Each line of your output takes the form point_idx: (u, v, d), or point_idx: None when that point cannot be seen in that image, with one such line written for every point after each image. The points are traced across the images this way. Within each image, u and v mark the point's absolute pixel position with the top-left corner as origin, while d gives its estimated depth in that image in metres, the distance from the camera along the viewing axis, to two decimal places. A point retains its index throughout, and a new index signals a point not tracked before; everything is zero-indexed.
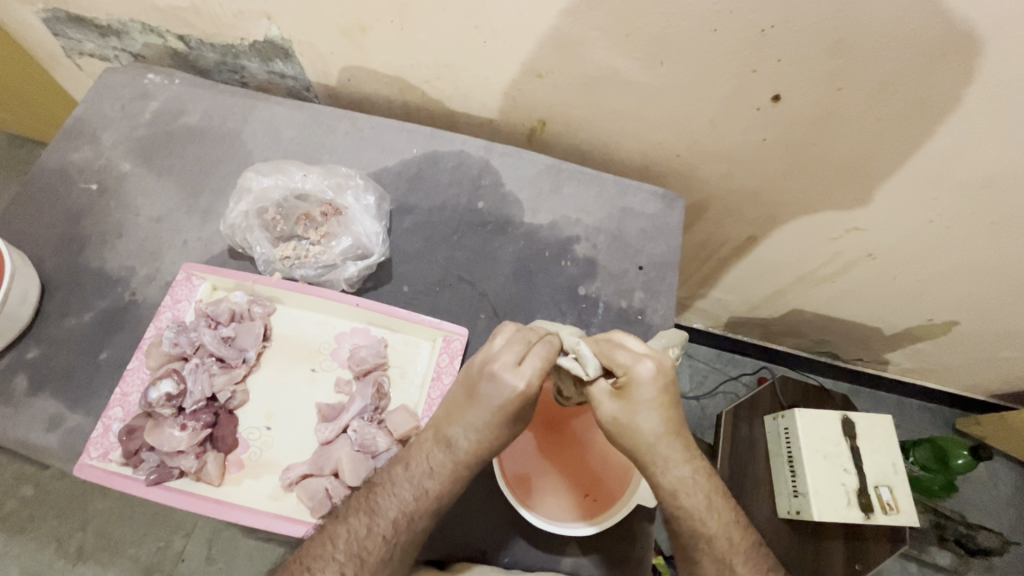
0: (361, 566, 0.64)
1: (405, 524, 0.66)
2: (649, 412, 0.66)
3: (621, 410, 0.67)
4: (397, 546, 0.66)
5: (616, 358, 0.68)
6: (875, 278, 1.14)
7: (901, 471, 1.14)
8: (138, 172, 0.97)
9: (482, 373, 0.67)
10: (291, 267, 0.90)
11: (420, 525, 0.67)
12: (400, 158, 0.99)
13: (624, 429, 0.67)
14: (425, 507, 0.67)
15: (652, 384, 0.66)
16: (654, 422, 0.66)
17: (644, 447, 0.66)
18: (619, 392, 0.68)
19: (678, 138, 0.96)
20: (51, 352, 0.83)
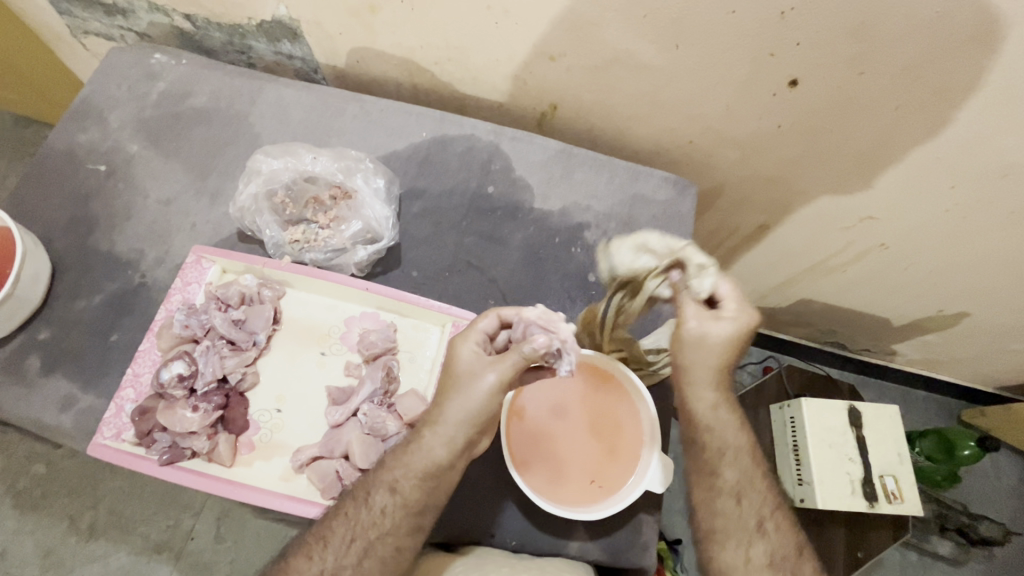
0: (325, 548, 0.67)
1: (364, 504, 0.68)
2: (723, 346, 0.70)
3: (704, 329, 0.71)
4: (358, 529, 0.67)
5: (722, 291, 0.71)
6: (887, 268, 1.13)
7: (906, 461, 1.15)
8: (145, 153, 0.97)
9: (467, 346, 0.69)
10: (300, 251, 0.90)
11: (377, 505, 0.68)
12: (409, 142, 0.98)
13: (695, 340, 0.71)
14: (383, 484, 0.68)
15: (743, 331, 0.70)
16: (721, 351, 0.71)
17: (703, 367, 0.72)
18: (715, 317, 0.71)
19: (690, 124, 0.94)
20: (63, 333, 0.84)
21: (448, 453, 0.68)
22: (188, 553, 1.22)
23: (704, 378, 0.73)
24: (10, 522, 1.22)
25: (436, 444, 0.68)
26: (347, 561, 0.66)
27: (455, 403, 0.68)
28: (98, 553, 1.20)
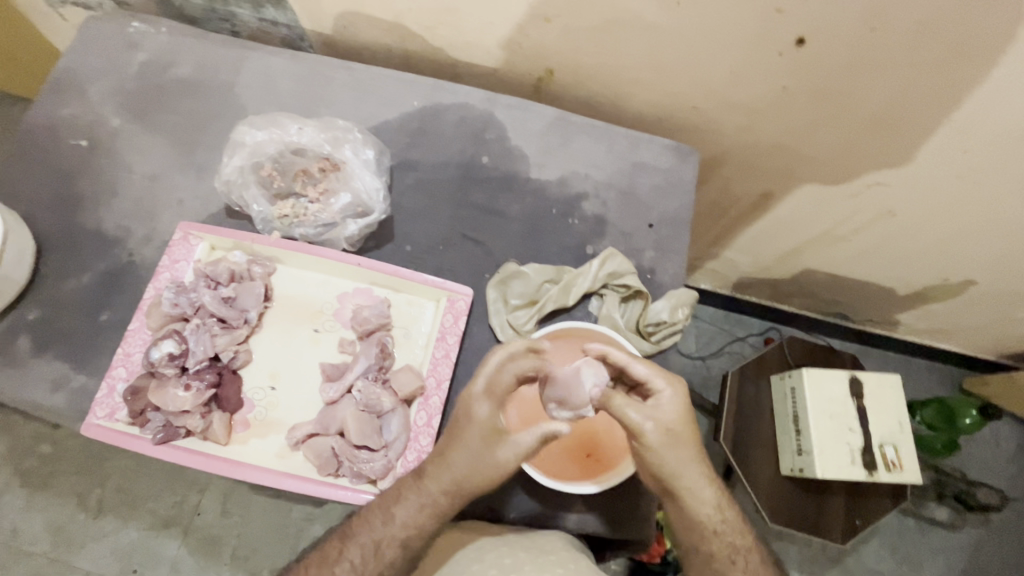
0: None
1: (373, 555, 0.66)
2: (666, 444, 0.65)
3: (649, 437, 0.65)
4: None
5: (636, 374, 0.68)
6: (893, 236, 1.10)
7: (907, 430, 1.14)
8: (129, 127, 0.93)
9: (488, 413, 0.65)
10: (290, 226, 0.87)
11: (388, 557, 0.66)
12: (401, 111, 0.94)
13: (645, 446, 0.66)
14: (390, 536, 0.66)
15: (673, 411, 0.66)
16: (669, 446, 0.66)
17: (670, 472, 0.66)
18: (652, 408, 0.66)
19: (693, 88, 0.90)
20: (52, 312, 0.82)
21: (452, 504, 0.66)
22: (195, 528, 1.23)
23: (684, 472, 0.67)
24: (19, 502, 1.23)
25: (440, 499, 0.65)
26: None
27: (461, 463, 0.64)
28: (107, 530, 1.22)
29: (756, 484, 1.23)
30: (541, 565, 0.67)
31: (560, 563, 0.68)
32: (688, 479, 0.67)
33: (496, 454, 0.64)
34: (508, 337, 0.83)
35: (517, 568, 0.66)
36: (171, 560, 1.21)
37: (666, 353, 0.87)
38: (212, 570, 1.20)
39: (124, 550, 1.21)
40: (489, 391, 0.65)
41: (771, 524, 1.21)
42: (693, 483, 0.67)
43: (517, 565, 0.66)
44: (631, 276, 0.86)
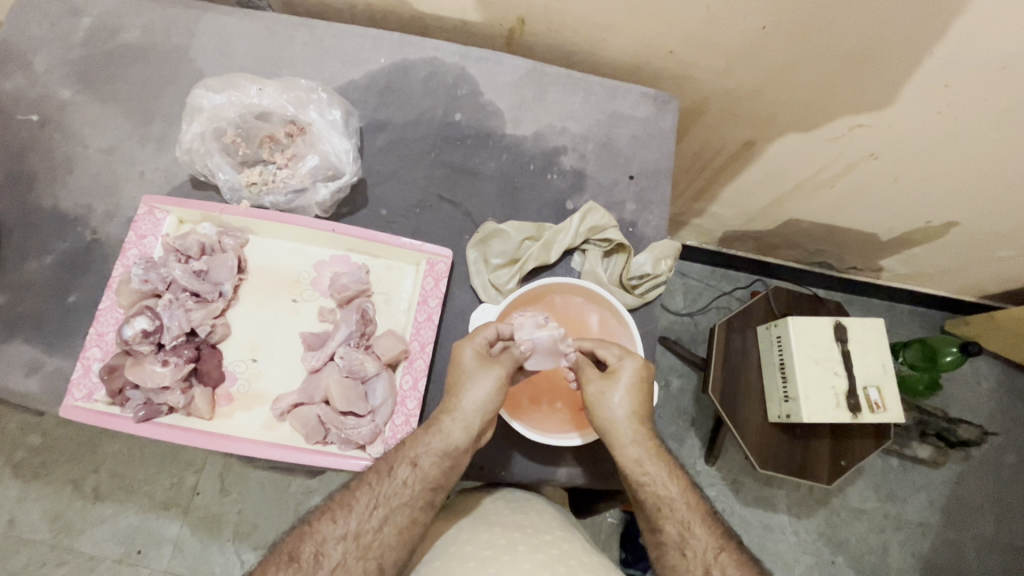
0: (350, 513, 0.64)
1: (386, 471, 0.66)
2: (625, 420, 0.68)
3: (611, 413, 0.69)
4: (379, 496, 0.65)
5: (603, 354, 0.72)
6: (874, 180, 1.09)
7: (890, 371, 1.17)
8: (80, 99, 0.88)
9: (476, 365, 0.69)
10: (259, 195, 0.83)
11: (401, 477, 0.66)
12: (367, 70, 0.90)
13: (606, 416, 0.69)
14: (405, 455, 0.67)
15: (633, 392, 0.69)
16: (628, 422, 0.69)
17: (616, 446, 0.68)
18: (604, 377, 0.70)
19: (670, 32, 0.87)
20: (18, 297, 0.79)
21: (469, 438, 0.68)
22: (195, 507, 1.24)
23: (632, 451, 0.68)
24: (14, 492, 1.22)
25: (454, 428, 0.67)
26: (370, 526, 0.63)
27: (477, 397, 0.68)
28: (105, 514, 1.22)
29: (746, 432, 1.26)
30: (536, 545, 0.66)
31: (554, 543, 0.68)
32: (619, 434, 0.68)
33: (490, 374, 0.68)
34: (490, 297, 0.82)
35: (512, 549, 0.66)
36: (173, 539, 1.22)
37: (650, 305, 0.86)
38: (215, 545, 1.22)
39: (125, 532, 1.22)
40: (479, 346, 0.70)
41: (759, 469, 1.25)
42: (622, 438, 0.68)
43: (511, 545, 0.66)
44: (612, 231, 0.85)
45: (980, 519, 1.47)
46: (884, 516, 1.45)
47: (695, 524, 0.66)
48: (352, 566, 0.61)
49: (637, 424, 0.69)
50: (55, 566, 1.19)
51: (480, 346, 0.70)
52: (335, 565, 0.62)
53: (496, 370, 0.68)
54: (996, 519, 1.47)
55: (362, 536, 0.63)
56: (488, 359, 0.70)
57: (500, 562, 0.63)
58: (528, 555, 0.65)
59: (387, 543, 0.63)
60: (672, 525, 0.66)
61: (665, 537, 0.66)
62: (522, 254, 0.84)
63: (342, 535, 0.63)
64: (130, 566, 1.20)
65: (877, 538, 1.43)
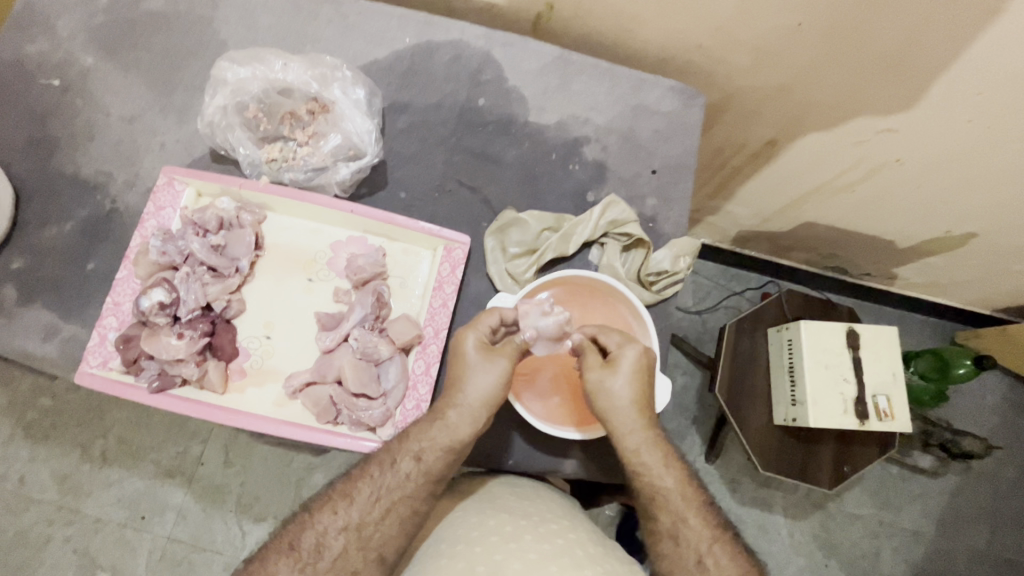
0: (351, 504, 0.65)
1: (390, 464, 0.66)
2: (625, 409, 0.68)
3: (611, 400, 0.68)
4: (382, 489, 0.65)
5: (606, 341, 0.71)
6: (897, 186, 1.07)
7: (899, 380, 1.17)
8: (102, 66, 0.87)
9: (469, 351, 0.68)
10: (279, 171, 0.83)
11: (404, 471, 0.66)
12: (391, 50, 0.89)
13: (605, 402, 0.68)
14: (408, 450, 0.67)
15: (631, 380, 0.68)
16: (625, 412, 0.68)
17: (614, 433, 0.69)
18: (610, 365, 0.69)
19: (699, 26, 0.86)
20: (37, 262, 0.80)
21: (471, 428, 0.67)
22: (199, 477, 1.26)
23: (635, 441, 0.68)
24: (23, 452, 1.24)
25: (460, 423, 0.67)
26: (372, 518, 0.64)
27: (481, 389, 0.67)
28: (112, 478, 1.24)
29: (749, 433, 1.26)
30: (542, 534, 0.67)
31: (560, 533, 0.68)
32: (622, 423, 0.68)
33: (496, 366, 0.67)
34: (506, 286, 0.82)
35: (518, 537, 0.66)
36: (177, 506, 1.24)
37: (667, 303, 0.85)
38: (218, 515, 1.23)
39: (131, 497, 1.24)
40: (479, 330, 0.69)
41: (761, 470, 1.25)
42: (624, 427, 0.68)
43: (517, 533, 0.66)
44: (632, 225, 0.83)
45: (976, 531, 1.47)
46: (880, 523, 1.45)
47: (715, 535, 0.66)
48: (353, 557, 0.63)
49: (639, 412, 0.68)
50: (62, 526, 1.21)
51: (483, 335, 0.69)
52: (336, 555, 0.63)
53: (502, 362, 0.67)
54: (992, 532, 1.47)
55: (363, 527, 0.64)
56: (492, 350, 0.69)
57: (505, 549, 0.64)
58: (533, 543, 0.65)
59: (389, 534, 0.64)
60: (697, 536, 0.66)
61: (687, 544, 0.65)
62: (539, 244, 0.83)
63: (343, 525, 0.64)
64: (134, 530, 1.22)
65: (871, 543, 1.44)
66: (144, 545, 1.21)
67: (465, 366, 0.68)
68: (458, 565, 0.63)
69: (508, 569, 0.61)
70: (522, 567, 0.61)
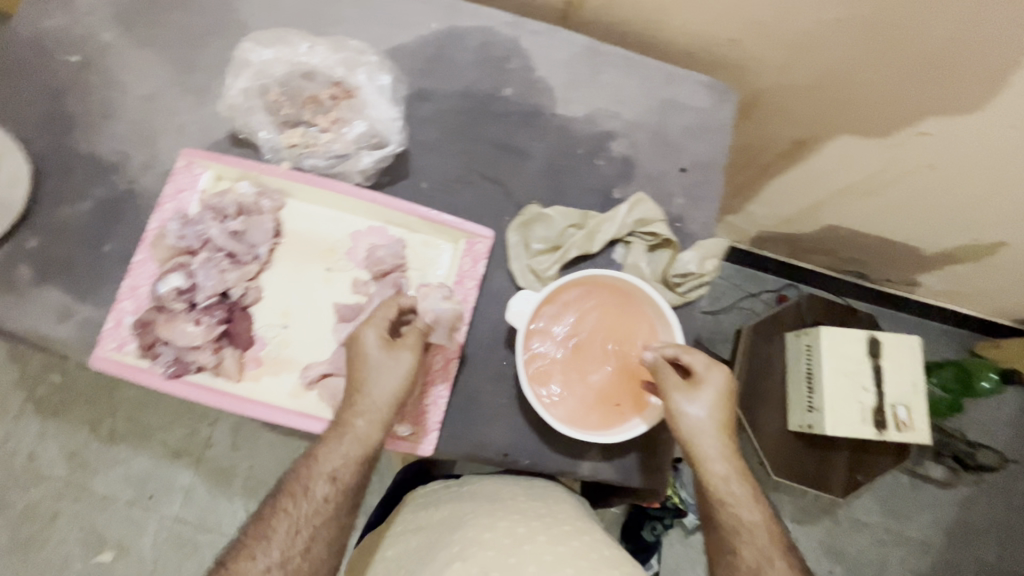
0: (270, 543, 0.65)
1: (302, 491, 0.66)
2: (711, 435, 0.69)
3: (697, 425, 0.68)
4: (301, 522, 0.66)
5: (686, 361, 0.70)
6: (927, 192, 1.04)
7: (921, 391, 1.14)
8: (120, 40, 0.84)
9: (366, 348, 0.67)
10: (300, 157, 0.81)
11: (319, 494, 0.66)
12: (417, 35, 0.87)
13: (690, 427, 0.69)
14: (320, 471, 0.66)
15: (716, 405, 0.69)
16: (711, 438, 0.69)
17: (700, 459, 0.69)
18: (693, 387, 0.69)
19: (736, 20, 0.83)
20: (52, 241, 0.78)
21: (380, 430, 0.67)
22: (206, 460, 1.25)
23: (719, 468, 0.70)
24: (33, 428, 1.24)
25: (366, 427, 0.67)
26: (295, 550, 0.65)
27: (385, 387, 0.67)
28: (120, 458, 1.24)
29: (761, 437, 1.27)
30: (556, 536, 0.67)
31: (574, 534, 0.68)
32: (707, 449, 0.69)
33: (401, 359, 0.67)
34: (528, 283, 0.79)
35: (532, 538, 0.66)
36: (183, 488, 1.24)
37: (691, 305, 0.83)
38: (224, 498, 1.24)
39: (138, 477, 1.24)
40: (378, 323, 0.68)
41: (772, 475, 1.25)
42: (709, 454, 0.69)
43: (531, 534, 0.67)
44: (659, 224, 0.81)
45: (985, 544, 1.45)
46: (888, 532, 1.43)
47: (773, 555, 0.68)
48: None
49: (724, 438, 0.70)
50: (71, 501, 1.22)
51: (383, 328, 0.68)
52: None
53: (406, 354, 0.67)
54: (1001, 546, 1.45)
55: (289, 561, 0.64)
56: (393, 343, 0.68)
57: (520, 552, 0.64)
58: (548, 545, 0.65)
59: (317, 557, 0.66)
60: (748, 552, 0.68)
61: (738, 560, 0.68)
62: (564, 240, 0.81)
63: (267, 567, 0.64)
64: (141, 510, 1.23)
65: (878, 552, 1.42)
66: (151, 524, 1.22)
67: (366, 370, 0.67)
68: (473, 567, 0.62)
69: (523, 572, 0.61)
70: (538, 569, 0.61)
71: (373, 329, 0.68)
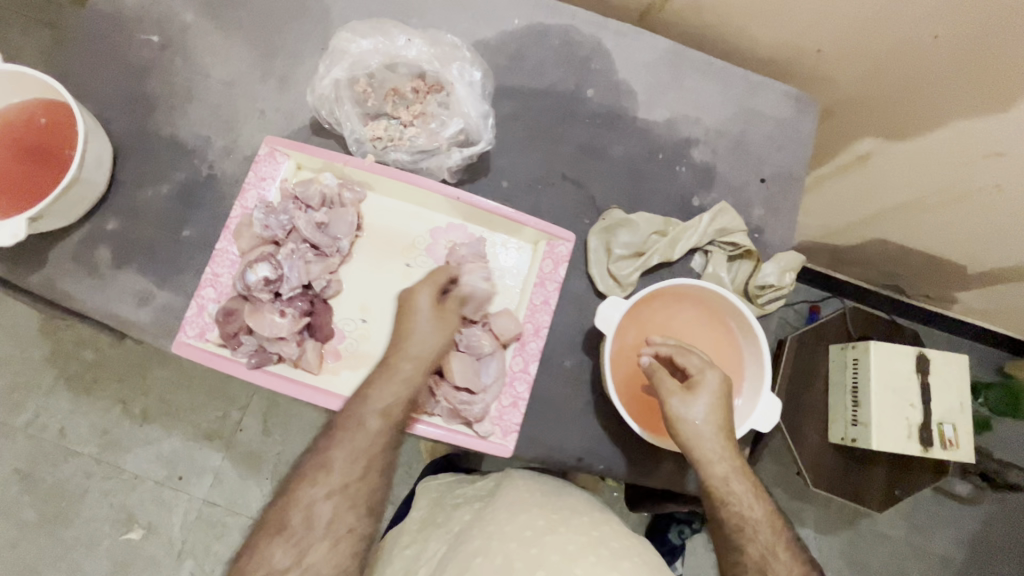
0: (329, 473, 0.62)
1: (358, 424, 0.64)
2: (712, 436, 0.66)
3: (695, 427, 0.66)
4: (361, 450, 0.63)
5: (684, 362, 0.69)
6: (981, 215, 0.99)
7: (966, 410, 1.15)
8: (203, 22, 0.83)
9: (414, 299, 0.69)
10: (384, 150, 0.80)
11: (374, 425, 0.64)
12: (500, 30, 0.85)
13: (688, 429, 0.66)
14: (371, 406, 0.65)
15: (715, 404, 0.67)
16: (712, 439, 0.66)
17: (699, 461, 0.66)
18: (691, 389, 0.67)
19: (826, 30, 0.81)
20: (131, 224, 0.78)
21: (426, 372, 0.68)
22: (237, 443, 1.25)
23: (720, 467, 0.66)
24: (65, 403, 1.24)
25: (409, 366, 0.67)
26: (355, 477, 0.63)
27: (425, 339, 0.68)
28: (150, 438, 1.24)
29: (801, 448, 1.25)
30: (577, 528, 0.67)
31: (594, 527, 0.68)
32: (708, 451, 0.66)
33: (447, 320, 0.69)
34: (608, 288, 0.80)
35: (553, 528, 0.66)
36: (214, 470, 1.23)
37: (767, 316, 0.83)
38: (253, 481, 1.23)
39: (167, 458, 1.23)
40: (431, 282, 0.71)
41: (811, 487, 1.24)
42: (708, 455, 0.66)
43: (551, 526, 0.66)
44: (741, 235, 0.81)
45: (1004, 563, 1.46)
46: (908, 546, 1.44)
47: (779, 549, 0.64)
48: (346, 519, 0.62)
49: (724, 440, 0.66)
50: (100, 479, 1.22)
51: (435, 289, 0.70)
52: (327, 523, 0.61)
53: (451, 319, 0.70)
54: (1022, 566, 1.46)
55: (347, 488, 0.62)
56: (441, 305, 0.70)
57: (542, 542, 0.63)
58: (567, 536, 0.65)
59: (374, 486, 0.64)
60: (753, 547, 0.64)
61: (745, 558, 0.64)
62: (648, 246, 0.80)
63: (327, 493, 0.62)
64: (170, 490, 1.22)
65: (897, 564, 1.43)
66: (181, 504, 1.22)
67: (411, 319, 0.69)
68: (495, 559, 0.62)
69: (546, 562, 0.60)
70: (560, 559, 0.61)
71: (426, 288, 0.70)
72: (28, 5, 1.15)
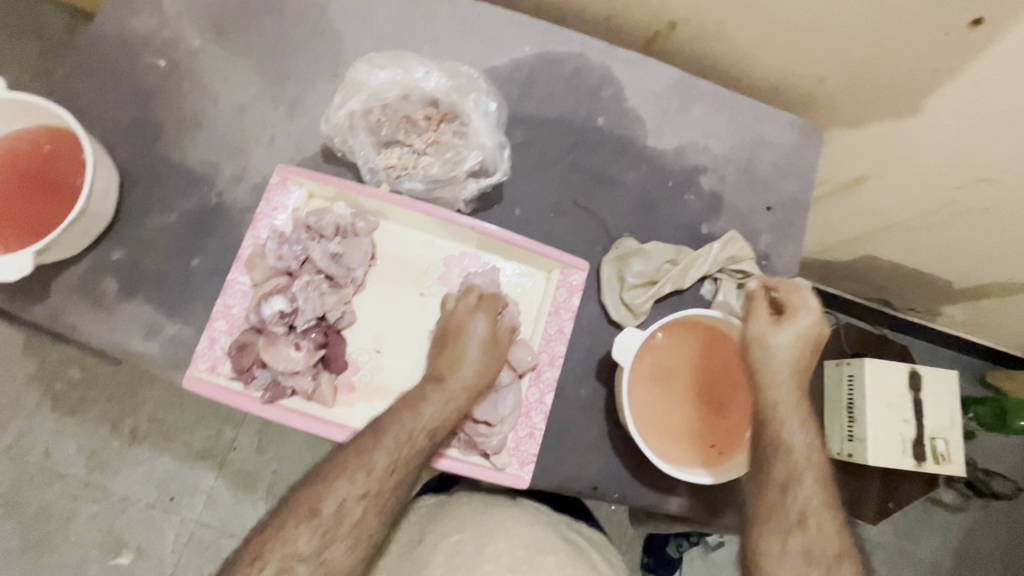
0: (368, 475, 0.62)
1: (405, 440, 0.64)
2: (789, 376, 0.68)
3: (774, 360, 0.68)
4: (404, 464, 0.64)
5: (791, 299, 0.69)
6: (975, 235, 0.96)
7: (957, 424, 1.17)
8: (211, 46, 0.82)
9: (468, 317, 0.71)
10: (397, 179, 0.80)
11: (421, 444, 0.65)
12: (511, 57, 0.86)
13: (769, 356, 0.68)
14: (413, 425, 0.65)
15: (801, 346, 0.68)
16: (787, 376, 0.68)
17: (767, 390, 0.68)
18: (786, 326, 0.68)
19: (830, 62, 0.83)
20: (139, 253, 0.76)
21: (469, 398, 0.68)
22: (231, 462, 1.20)
23: (788, 404, 0.68)
24: (50, 424, 1.18)
25: (456, 389, 0.68)
26: (389, 486, 0.63)
27: (471, 360, 0.69)
28: (142, 458, 1.18)
29: None
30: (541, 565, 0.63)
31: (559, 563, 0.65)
32: (778, 389, 0.68)
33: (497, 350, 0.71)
34: (621, 316, 0.80)
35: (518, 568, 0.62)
36: (207, 490, 1.18)
37: None
38: (248, 501, 1.18)
39: (160, 478, 1.18)
40: (487, 306, 0.72)
41: None
42: (780, 391, 0.68)
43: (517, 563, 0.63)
44: (749, 262, 0.83)
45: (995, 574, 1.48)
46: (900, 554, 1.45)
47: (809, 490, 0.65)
48: (371, 522, 0.62)
49: (795, 381, 0.68)
50: (88, 502, 1.16)
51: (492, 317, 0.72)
52: (355, 521, 0.62)
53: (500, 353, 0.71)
54: None
55: (381, 494, 0.62)
56: (493, 338, 0.71)
57: None
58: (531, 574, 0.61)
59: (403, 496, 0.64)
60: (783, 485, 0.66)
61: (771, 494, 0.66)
62: (661, 275, 0.81)
63: (362, 494, 0.62)
64: (162, 512, 1.17)
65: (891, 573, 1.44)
66: (173, 527, 1.17)
67: (462, 342, 0.70)
68: None
69: None
70: None
71: (482, 315, 0.71)
72: (16, 14, 1.12)
